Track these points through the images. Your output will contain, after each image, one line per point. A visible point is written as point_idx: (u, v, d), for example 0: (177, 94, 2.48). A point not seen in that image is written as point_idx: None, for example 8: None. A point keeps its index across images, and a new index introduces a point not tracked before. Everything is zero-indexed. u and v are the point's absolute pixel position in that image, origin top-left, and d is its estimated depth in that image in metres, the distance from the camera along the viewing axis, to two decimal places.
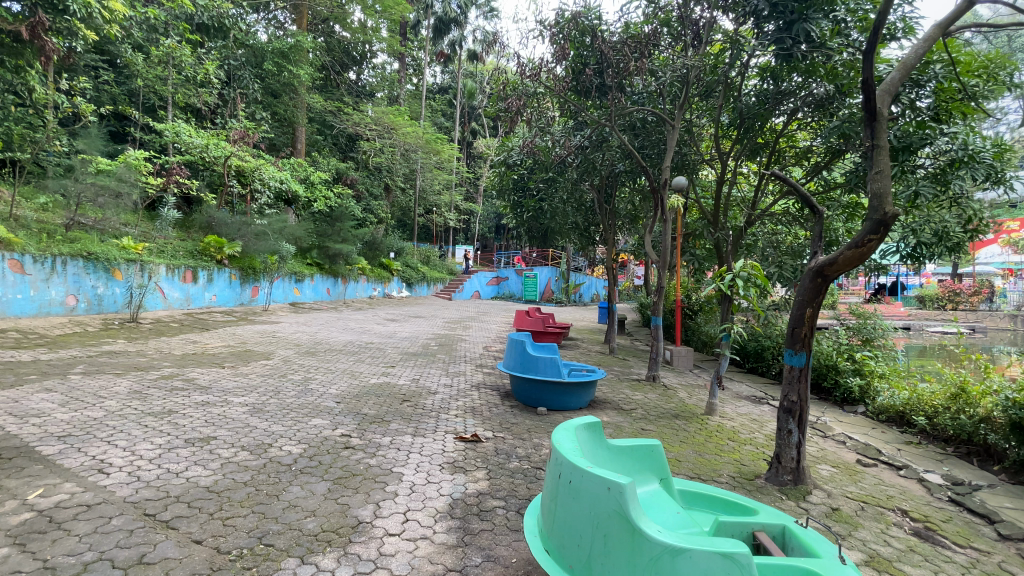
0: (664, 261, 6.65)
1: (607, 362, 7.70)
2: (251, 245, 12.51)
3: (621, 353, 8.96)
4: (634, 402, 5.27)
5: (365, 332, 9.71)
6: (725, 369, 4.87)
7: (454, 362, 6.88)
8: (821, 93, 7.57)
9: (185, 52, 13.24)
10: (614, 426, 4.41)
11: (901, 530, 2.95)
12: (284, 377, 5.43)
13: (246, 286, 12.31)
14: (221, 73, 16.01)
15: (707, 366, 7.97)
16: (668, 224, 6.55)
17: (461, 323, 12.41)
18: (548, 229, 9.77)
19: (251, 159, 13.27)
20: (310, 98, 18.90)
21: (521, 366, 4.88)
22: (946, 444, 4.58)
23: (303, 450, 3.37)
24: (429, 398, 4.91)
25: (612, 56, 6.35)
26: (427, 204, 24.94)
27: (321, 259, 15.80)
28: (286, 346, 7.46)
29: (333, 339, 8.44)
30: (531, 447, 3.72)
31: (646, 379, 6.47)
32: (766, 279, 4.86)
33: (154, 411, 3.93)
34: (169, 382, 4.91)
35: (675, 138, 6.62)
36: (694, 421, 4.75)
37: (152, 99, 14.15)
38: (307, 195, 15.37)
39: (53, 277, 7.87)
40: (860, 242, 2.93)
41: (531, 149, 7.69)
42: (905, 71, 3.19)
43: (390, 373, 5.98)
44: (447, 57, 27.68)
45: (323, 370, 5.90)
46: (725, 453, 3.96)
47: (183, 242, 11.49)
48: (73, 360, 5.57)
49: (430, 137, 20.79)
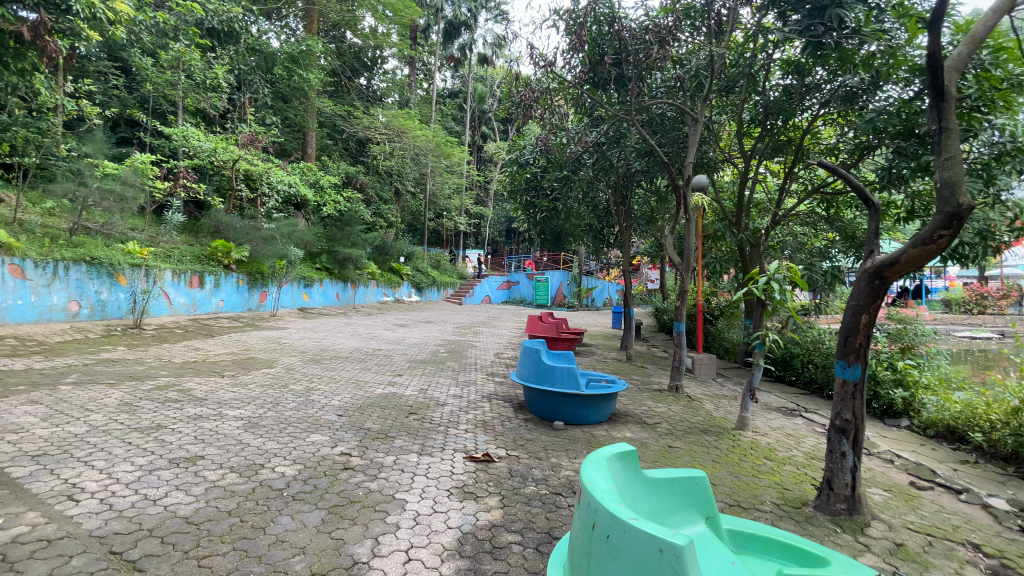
0: (687, 265, 6.16)
1: (626, 371, 7.32)
2: (258, 250, 12.28)
3: (639, 361, 8.57)
4: (659, 415, 4.88)
5: (373, 339, 9.42)
6: (759, 380, 4.50)
7: (465, 370, 6.55)
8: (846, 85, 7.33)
9: (194, 55, 13.10)
10: (638, 444, 4.05)
11: (979, 571, 2.56)
12: (286, 387, 5.14)
13: (254, 291, 12.12)
14: (230, 77, 15.94)
15: (731, 375, 7.56)
16: (692, 224, 6.09)
17: (471, 328, 12.10)
18: (561, 231, 9.39)
19: (260, 163, 13.11)
20: (321, 103, 18.76)
21: (536, 377, 4.53)
22: (1007, 464, 4.15)
23: (297, 472, 3.05)
24: (438, 411, 4.57)
25: (632, 45, 6.01)
26: (437, 209, 24.72)
27: (330, 264, 15.59)
28: (290, 353, 7.18)
29: (340, 346, 8.15)
30: (548, 468, 3.37)
31: (669, 389, 6.09)
32: (803, 279, 4.46)
33: (140, 426, 3.64)
34: (163, 393, 4.62)
35: (699, 133, 6.25)
36: (725, 437, 4.36)
37: (162, 104, 14.07)
38: (317, 199, 15.18)
39: (55, 282, 7.70)
40: (928, 240, 2.59)
41: (544, 147, 7.35)
42: (974, 46, 2.86)
43: (397, 382, 5.66)
44: (458, 61, 27.54)
45: (326, 380, 5.60)
46: (764, 475, 3.57)
47: (191, 247, 11.34)
48: (67, 369, 5.33)
49: (440, 140, 20.57)
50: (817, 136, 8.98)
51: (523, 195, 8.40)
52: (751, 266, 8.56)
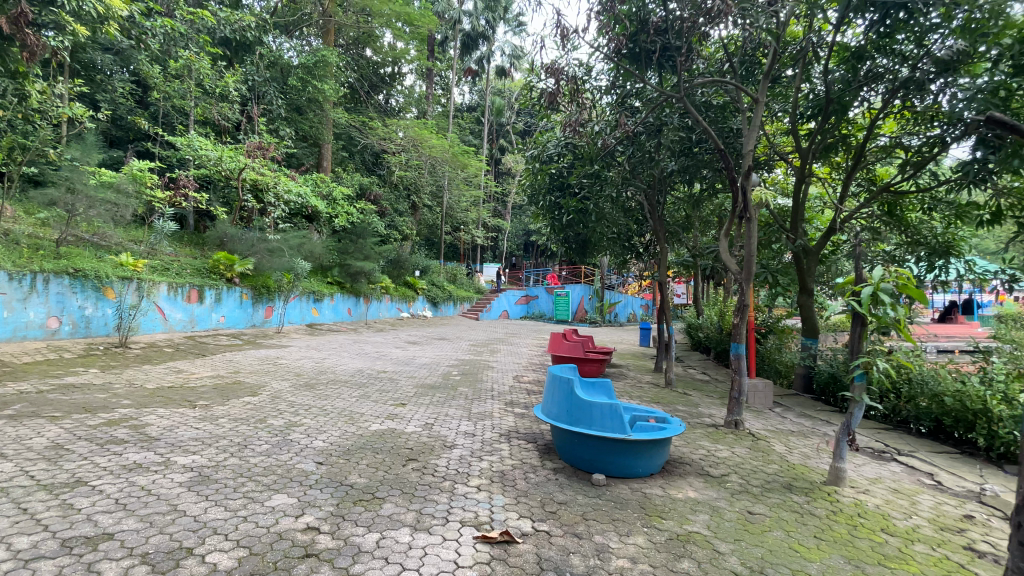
0: (747, 272, 4.93)
1: (667, 399, 6.30)
2: (264, 263, 11.51)
3: (678, 386, 7.54)
4: (723, 465, 3.87)
5: (379, 358, 8.55)
6: (859, 422, 3.56)
7: (479, 399, 5.61)
8: (903, 76, 6.79)
9: (204, 64, 12.68)
10: (707, 509, 3.06)
11: None
12: (264, 421, 4.27)
13: (258, 306, 11.38)
14: (244, 88, 15.56)
15: (791, 406, 6.47)
16: (752, 224, 4.84)
17: (488, 346, 11.18)
18: (587, 238, 8.44)
19: (268, 173, 12.53)
20: (336, 114, 18.32)
21: (568, 418, 3.59)
22: None
23: (236, 564, 2.13)
24: (444, 457, 3.65)
25: (682, 22, 5.13)
26: (454, 222, 24.05)
27: (342, 278, 14.86)
28: (282, 377, 6.33)
29: (341, 367, 7.28)
30: (595, 555, 2.40)
31: (726, 424, 5.08)
32: (922, 293, 3.33)
33: (53, 483, 2.79)
34: (109, 433, 3.76)
35: (762, 114, 5.17)
36: (819, 500, 3.34)
37: (171, 114, 13.65)
38: (328, 210, 14.59)
39: (33, 296, 7.04)
40: None
41: (571, 144, 6.48)
42: None
43: (398, 415, 4.75)
44: (475, 74, 27.21)
45: (315, 411, 4.72)
46: (896, 567, 2.55)
47: (192, 260, 10.72)
48: (13, 398, 4.54)
49: (456, 150, 19.88)
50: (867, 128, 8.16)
51: (545, 196, 7.04)
52: (807, 278, 7.49)
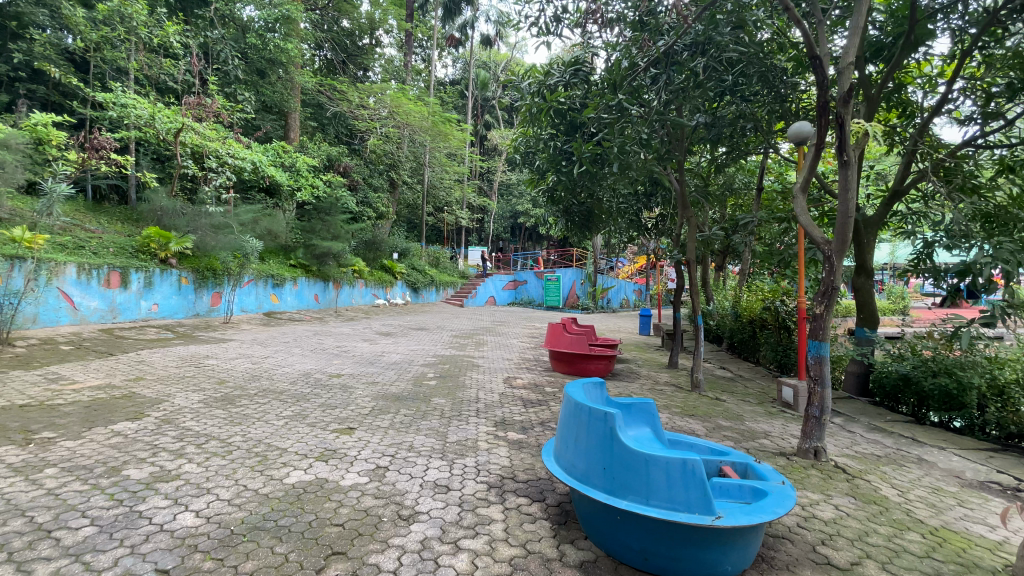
0: (842, 240, 3.43)
1: (704, 411, 4.87)
2: (208, 240, 9.75)
3: (706, 389, 6.10)
4: (842, 542, 2.44)
5: (338, 355, 7.00)
6: None
7: (458, 418, 4.11)
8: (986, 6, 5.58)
9: (137, 7, 10.68)
10: None
11: None
12: (116, 475, 2.71)
13: (202, 292, 9.67)
14: (193, 45, 13.56)
15: (855, 420, 5.10)
16: (851, 170, 3.35)
17: (473, 338, 9.67)
18: (593, 207, 6.88)
19: (213, 135, 10.64)
20: (304, 79, 16.36)
21: (605, 481, 2.10)
22: None
23: None
24: (396, 549, 2.14)
25: None
26: (436, 202, 22.32)
27: (307, 260, 13.10)
28: (196, 386, 4.73)
29: (284, 370, 5.69)
30: None
31: (805, 454, 3.65)
32: None
33: None
34: None
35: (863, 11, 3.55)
36: None
37: (102, 68, 11.62)
38: (290, 183, 12.84)
39: None
40: None
41: (582, 74, 4.83)
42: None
43: (337, 451, 3.22)
44: (458, 43, 25.36)
45: (211, 449, 3.15)
46: None
47: (118, 237, 8.97)
48: None
49: (437, 118, 18.06)
50: (921, 82, 6.94)
51: (549, 140, 5.05)
52: (867, 255, 6.08)
